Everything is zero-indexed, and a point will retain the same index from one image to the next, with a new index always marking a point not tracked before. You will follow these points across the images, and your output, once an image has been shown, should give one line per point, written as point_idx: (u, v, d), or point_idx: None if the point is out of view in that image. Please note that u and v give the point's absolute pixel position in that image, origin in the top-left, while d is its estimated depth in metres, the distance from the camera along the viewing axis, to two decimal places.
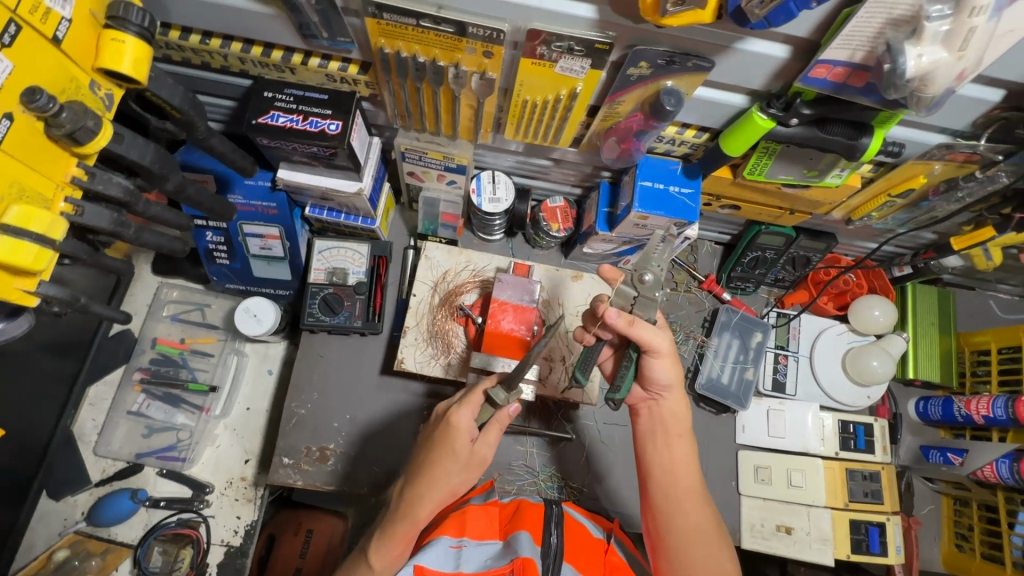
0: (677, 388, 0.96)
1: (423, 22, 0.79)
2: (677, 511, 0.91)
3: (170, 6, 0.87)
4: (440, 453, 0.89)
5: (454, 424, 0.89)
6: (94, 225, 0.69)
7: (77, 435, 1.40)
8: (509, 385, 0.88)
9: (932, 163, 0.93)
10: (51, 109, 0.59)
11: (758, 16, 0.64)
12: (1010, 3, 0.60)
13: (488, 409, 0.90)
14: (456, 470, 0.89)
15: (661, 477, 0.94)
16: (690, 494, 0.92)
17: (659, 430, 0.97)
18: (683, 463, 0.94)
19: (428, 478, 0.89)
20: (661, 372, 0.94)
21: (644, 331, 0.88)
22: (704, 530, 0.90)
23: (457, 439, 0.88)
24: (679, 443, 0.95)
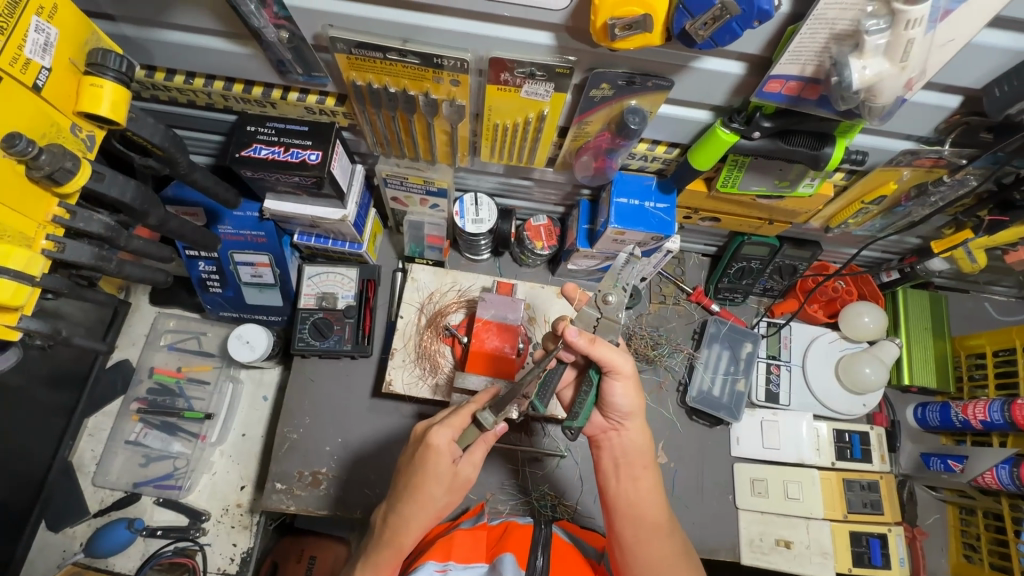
0: (638, 418, 0.96)
1: (389, 55, 0.82)
2: (646, 545, 0.92)
3: (154, 50, 0.91)
4: (424, 477, 0.87)
5: (437, 446, 0.87)
6: (75, 260, 0.72)
7: (76, 465, 1.42)
8: (498, 408, 0.87)
9: (900, 169, 0.94)
10: (31, 153, 0.62)
11: (702, 37, 0.66)
12: (946, 15, 0.62)
13: (473, 431, 0.89)
14: (441, 492, 0.88)
15: (628, 512, 0.94)
16: (658, 525, 0.93)
17: (622, 463, 0.98)
18: (650, 495, 0.95)
19: (413, 502, 0.88)
20: (622, 399, 0.93)
21: (607, 352, 0.88)
22: (674, 562, 0.92)
23: (441, 462, 0.87)
24: (642, 475, 0.96)
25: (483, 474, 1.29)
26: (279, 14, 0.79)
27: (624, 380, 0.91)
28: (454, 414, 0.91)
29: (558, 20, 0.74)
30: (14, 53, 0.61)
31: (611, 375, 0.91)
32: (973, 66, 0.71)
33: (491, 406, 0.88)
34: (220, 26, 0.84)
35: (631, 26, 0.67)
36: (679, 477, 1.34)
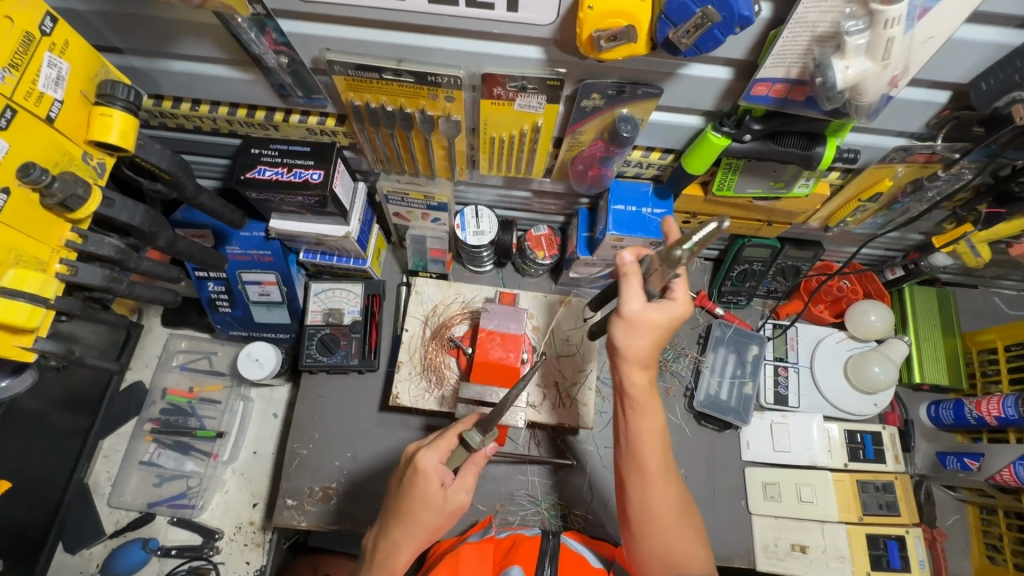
0: (644, 358, 0.87)
1: (385, 75, 0.85)
2: (644, 485, 0.90)
3: (161, 80, 0.95)
4: (413, 501, 0.88)
5: (425, 469, 0.88)
6: (87, 282, 0.74)
7: (92, 487, 1.44)
8: (485, 428, 0.89)
9: (895, 166, 0.94)
10: (44, 181, 0.65)
11: (686, 44, 0.68)
12: (923, 13, 0.63)
13: (461, 452, 0.90)
14: (431, 516, 0.89)
15: (627, 450, 0.91)
16: (656, 470, 0.89)
17: (625, 401, 0.91)
18: (649, 439, 0.89)
19: (403, 525, 0.89)
20: (621, 340, 0.87)
21: (632, 292, 0.85)
22: (670, 508, 0.89)
23: (429, 485, 0.88)
24: (644, 417, 0.89)
25: (492, 486, 1.28)
26: (277, 39, 0.82)
27: (628, 323, 0.85)
28: (441, 438, 0.92)
29: (546, 35, 0.76)
30: (28, 87, 0.65)
31: (615, 313, 0.86)
32: (957, 61, 0.72)
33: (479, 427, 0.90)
34: (223, 55, 0.87)
35: (616, 37, 0.69)
36: (690, 483, 1.32)
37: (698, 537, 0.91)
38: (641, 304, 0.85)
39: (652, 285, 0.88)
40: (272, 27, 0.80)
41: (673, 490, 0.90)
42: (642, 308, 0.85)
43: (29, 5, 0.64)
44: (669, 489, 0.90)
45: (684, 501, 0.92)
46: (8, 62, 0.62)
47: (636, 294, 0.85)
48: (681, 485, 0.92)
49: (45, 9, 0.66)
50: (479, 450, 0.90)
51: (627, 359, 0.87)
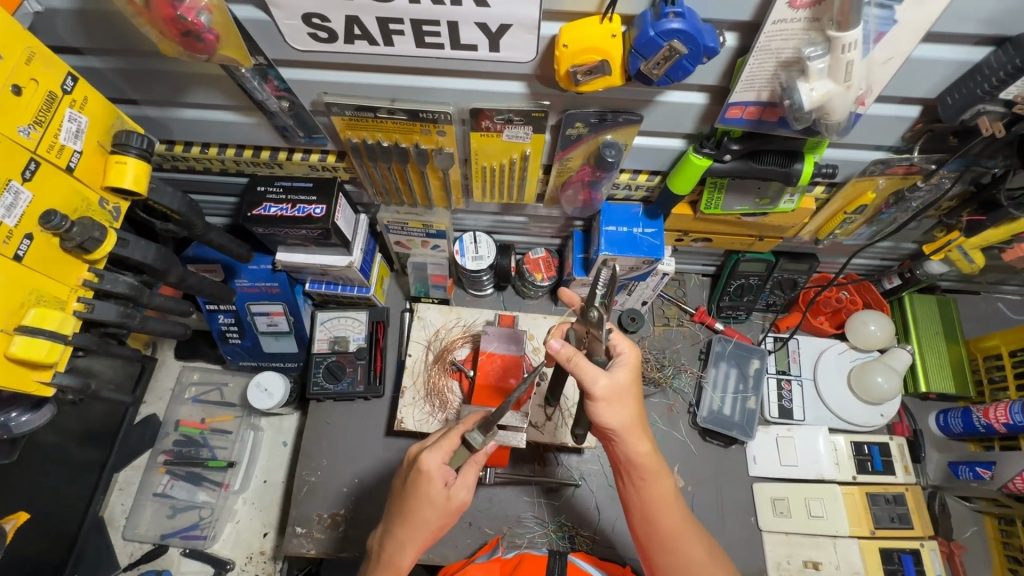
0: (635, 425, 0.87)
1: (379, 113, 0.90)
2: (673, 551, 0.88)
3: (173, 126, 1.02)
4: (418, 501, 0.89)
5: (428, 470, 0.89)
6: (103, 318, 0.78)
7: (107, 520, 1.47)
8: (486, 428, 0.90)
9: (876, 178, 0.97)
10: (64, 227, 0.71)
11: (657, 75, 0.72)
12: (879, 37, 0.67)
13: (463, 453, 0.91)
14: (435, 515, 0.90)
15: (646, 519, 0.89)
16: (679, 529, 0.88)
17: (631, 473, 0.89)
18: (664, 501, 0.88)
19: (407, 525, 0.91)
20: (609, 418, 0.85)
21: (590, 371, 0.83)
22: (705, 564, 0.88)
23: (433, 485, 0.89)
24: (655, 482, 0.88)
25: (498, 508, 1.28)
26: (278, 86, 0.88)
27: (609, 399, 0.84)
28: (443, 437, 0.93)
29: (528, 71, 0.81)
30: (51, 141, 0.71)
31: (590, 397, 0.84)
32: (921, 78, 0.76)
33: (480, 426, 0.92)
34: (230, 102, 0.93)
35: (591, 71, 0.73)
36: (698, 500, 1.31)
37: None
38: (606, 377, 0.83)
39: (597, 354, 0.86)
40: (273, 75, 0.86)
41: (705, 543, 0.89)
42: (611, 384, 0.84)
43: (53, 68, 0.71)
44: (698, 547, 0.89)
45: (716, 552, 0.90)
46: (33, 119, 0.68)
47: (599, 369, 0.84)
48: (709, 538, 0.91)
49: (67, 70, 0.73)
50: (480, 450, 0.91)
51: (623, 432, 0.86)
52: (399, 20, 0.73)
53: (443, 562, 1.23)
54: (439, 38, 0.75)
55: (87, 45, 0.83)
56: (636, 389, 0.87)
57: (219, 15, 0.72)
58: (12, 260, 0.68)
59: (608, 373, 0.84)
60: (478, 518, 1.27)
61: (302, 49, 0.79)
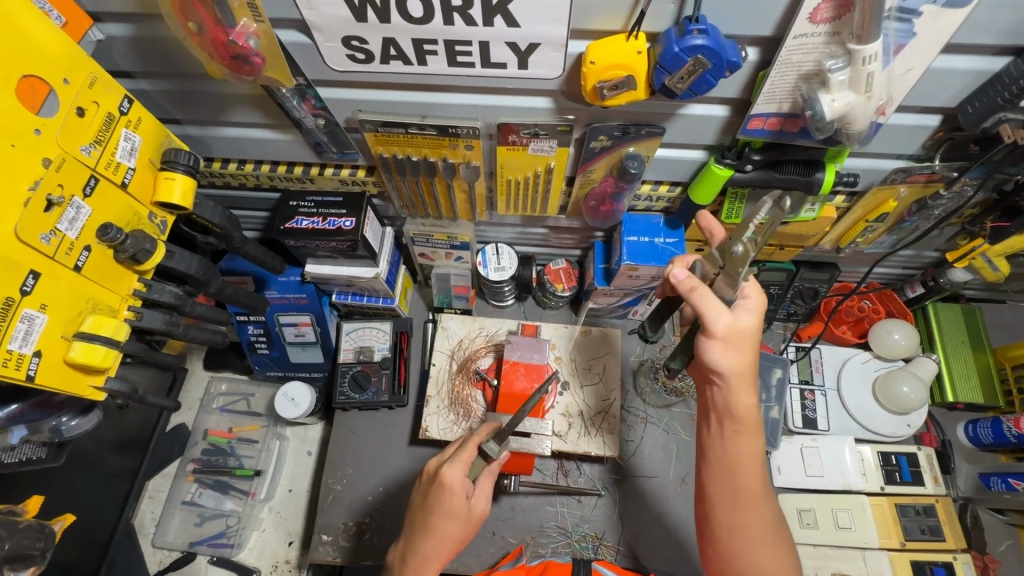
0: (746, 374, 0.81)
1: (410, 129, 0.94)
2: (738, 510, 0.84)
3: (213, 144, 1.07)
4: (441, 514, 0.92)
5: (451, 483, 0.92)
6: (150, 326, 0.82)
7: (137, 528, 1.50)
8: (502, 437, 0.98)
9: (897, 187, 0.99)
10: (120, 239, 0.75)
11: (682, 88, 0.75)
12: (899, 49, 0.69)
13: (479, 465, 0.96)
14: (457, 528, 0.94)
15: (731, 473, 0.84)
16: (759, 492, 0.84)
17: (726, 422, 0.84)
18: (751, 460, 0.84)
19: (432, 538, 0.92)
20: (720, 356, 0.80)
21: (712, 307, 0.79)
22: (765, 535, 0.85)
23: (455, 498, 0.92)
24: (748, 439, 0.83)
25: (521, 518, 1.29)
26: (316, 105, 0.92)
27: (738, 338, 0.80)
28: (460, 450, 0.96)
29: (554, 87, 0.85)
30: (108, 159, 0.75)
31: (706, 334, 0.80)
32: (941, 87, 0.77)
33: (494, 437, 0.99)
34: (269, 120, 0.98)
35: (617, 86, 0.76)
36: None
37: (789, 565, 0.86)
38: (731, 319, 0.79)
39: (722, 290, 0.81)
40: (311, 94, 0.90)
41: (770, 513, 0.85)
42: (734, 323, 0.79)
43: (112, 91, 0.75)
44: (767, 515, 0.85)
45: (778, 524, 0.87)
46: (93, 139, 0.73)
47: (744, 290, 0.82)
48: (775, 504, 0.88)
49: (123, 92, 0.77)
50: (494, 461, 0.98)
51: (733, 379, 0.81)
52: (433, 41, 0.77)
53: (468, 571, 1.23)
54: (471, 57, 0.79)
55: (139, 68, 0.88)
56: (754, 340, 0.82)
57: (266, 39, 0.76)
58: (72, 271, 0.72)
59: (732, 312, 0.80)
60: (502, 527, 1.27)
61: (341, 69, 0.83)
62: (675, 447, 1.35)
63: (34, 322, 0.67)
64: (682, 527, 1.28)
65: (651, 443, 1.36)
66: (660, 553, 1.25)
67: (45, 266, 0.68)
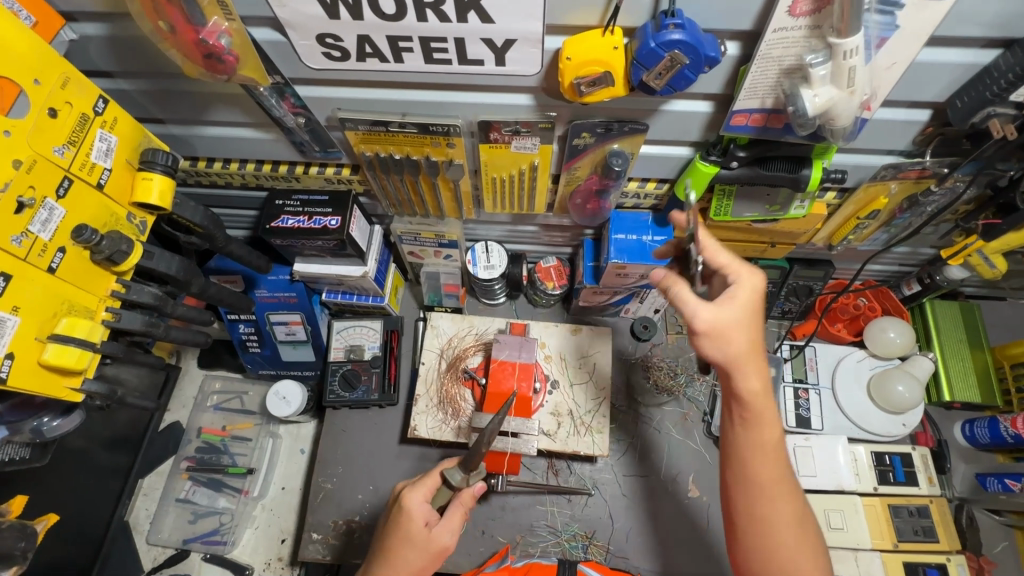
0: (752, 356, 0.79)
1: (391, 127, 0.93)
2: (761, 494, 0.81)
3: (196, 143, 1.07)
4: (398, 539, 0.92)
5: (410, 508, 0.94)
6: (129, 327, 0.82)
7: (132, 525, 1.51)
8: (465, 467, 0.96)
9: (888, 183, 0.97)
10: (94, 240, 0.75)
11: (660, 85, 0.73)
12: (882, 42, 0.67)
13: (445, 493, 0.97)
14: (415, 556, 0.92)
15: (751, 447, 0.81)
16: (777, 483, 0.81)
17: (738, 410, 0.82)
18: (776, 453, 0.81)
19: (387, 563, 0.92)
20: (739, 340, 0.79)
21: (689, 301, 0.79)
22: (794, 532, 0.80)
23: (412, 523, 0.93)
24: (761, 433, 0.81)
25: (511, 516, 1.29)
26: (295, 104, 0.91)
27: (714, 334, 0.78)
28: (425, 477, 0.99)
29: (533, 84, 0.83)
30: (83, 160, 0.75)
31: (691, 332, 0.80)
32: (929, 81, 0.75)
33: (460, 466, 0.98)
34: (249, 119, 0.97)
35: (595, 83, 0.75)
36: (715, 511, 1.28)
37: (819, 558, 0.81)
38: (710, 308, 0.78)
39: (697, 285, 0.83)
40: (290, 93, 0.89)
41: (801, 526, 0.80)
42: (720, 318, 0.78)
43: (86, 91, 0.75)
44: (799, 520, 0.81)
45: (807, 524, 0.82)
46: (66, 140, 0.72)
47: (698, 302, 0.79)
48: (804, 511, 0.83)
49: (99, 93, 0.77)
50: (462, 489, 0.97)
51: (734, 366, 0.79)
52: (408, 37, 0.75)
53: (456, 570, 1.23)
54: (447, 54, 0.78)
55: (118, 68, 0.88)
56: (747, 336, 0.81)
57: (239, 37, 0.76)
58: (46, 272, 0.71)
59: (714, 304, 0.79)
60: (491, 527, 1.27)
61: (318, 68, 0.82)
62: (665, 446, 1.35)
63: (5, 325, 0.67)
64: (674, 529, 1.27)
65: (642, 443, 1.35)
66: (649, 553, 1.24)
67: (17, 268, 0.68)
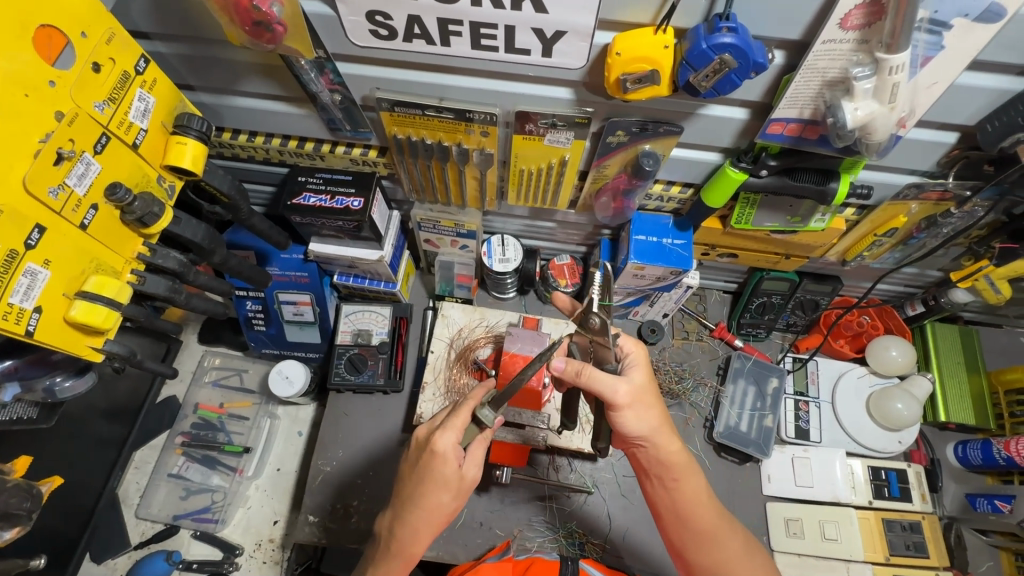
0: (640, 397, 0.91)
1: (427, 111, 0.93)
2: (706, 533, 0.92)
3: (224, 113, 1.06)
4: (431, 484, 0.89)
5: (442, 451, 0.89)
6: (152, 291, 0.81)
7: (121, 498, 1.49)
8: (497, 403, 0.90)
9: (908, 203, 0.99)
10: (127, 200, 0.74)
11: (706, 87, 0.74)
12: (926, 61, 0.69)
13: (475, 430, 0.91)
14: (448, 497, 0.91)
15: (676, 495, 0.94)
16: (712, 526, 0.92)
17: (661, 475, 0.94)
18: (703, 496, 0.93)
19: (418, 509, 0.91)
20: (637, 423, 0.91)
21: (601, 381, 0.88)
22: (739, 557, 0.92)
23: (446, 466, 0.89)
24: (672, 454, 0.93)
25: (510, 510, 1.29)
26: (333, 80, 0.91)
27: (631, 406, 0.90)
28: (454, 415, 0.92)
29: (576, 77, 0.84)
30: (121, 118, 0.74)
31: (615, 406, 0.90)
32: (962, 104, 0.78)
33: (490, 402, 0.92)
34: (283, 93, 0.97)
35: (641, 80, 0.76)
36: None
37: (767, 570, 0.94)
38: (625, 384, 0.89)
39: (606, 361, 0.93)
40: (330, 68, 0.89)
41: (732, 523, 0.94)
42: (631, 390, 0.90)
43: (129, 49, 0.74)
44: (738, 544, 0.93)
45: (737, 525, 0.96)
46: (107, 96, 0.71)
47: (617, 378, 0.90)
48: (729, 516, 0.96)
49: (141, 52, 0.76)
50: (490, 427, 0.92)
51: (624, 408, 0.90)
52: (458, 21, 0.76)
53: (453, 560, 1.23)
54: (495, 41, 0.78)
55: (157, 30, 0.87)
56: (652, 388, 0.93)
57: (291, 7, 0.75)
58: (78, 228, 0.70)
59: (625, 379, 0.90)
60: (490, 519, 1.27)
61: (362, 45, 0.82)
62: None
63: (37, 278, 0.66)
64: None
65: None
66: (644, 554, 1.25)
67: (51, 221, 0.67)
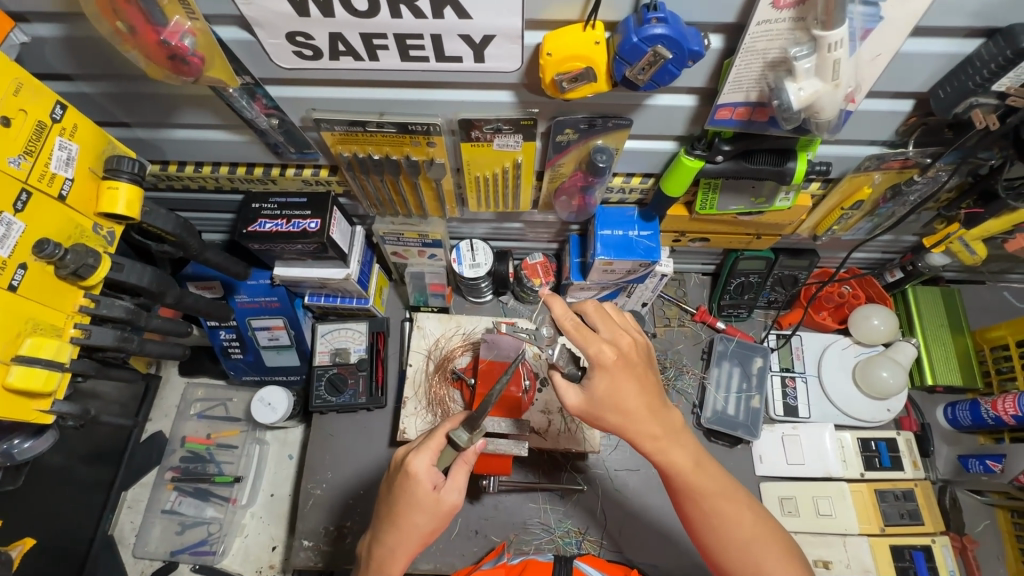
0: (611, 378, 0.82)
1: (368, 127, 0.90)
2: (720, 526, 0.84)
3: (165, 147, 1.02)
4: (406, 505, 0.88)
5: (416, 473, 0.88)
6: (100, 343, 0.79)
7: (117, 539, 1.48)
8: (472, 425, 0.89)
9: (871, 174, 0.97)
10: (57, 254, 0.71)
11: (644, 80, 0.72)
12: (866, 34, 0.66)
13: (450, 453, 0.90)
14: (425, 519, 0.88)
15: (681, 497, 0.86)
16: (717, 499, 0.85)
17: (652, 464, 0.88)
18: (691, 470, 0.85)
19: (396, 530, 0.89)
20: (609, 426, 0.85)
21: (562, 385, 0.87)
22: (753, 532, 0.84)
23: (420, 488, 0.87)
24: (671, 453, 0.85)
25: (504, 515, 1.28)
26: (267, 105, 0.88)
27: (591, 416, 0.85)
28: (430, 438, 0.91)
29: (514, 80, 0.81)
30: (42, 170, 0.71)
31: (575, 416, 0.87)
32: (911, 73, 0.75)
33: (466, 424, 0.90)
34: (220, 122, 0.94)
35: (577, 79, 0.73)
36: None
37: (789, 552, 0.84)
38: (577, 394, 0.85)
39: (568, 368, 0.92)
40: (261, 93, 0.86)
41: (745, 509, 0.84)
42: (586, 397, 0.84)
43: (40, 98, 0.71)
44: (741, 518, 0.84)
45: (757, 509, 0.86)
46: (23, 149, 0.69)
47: (568, 389, 0.86)
48: (749, 498, 0.87)
49: (56, 98, 0.73)
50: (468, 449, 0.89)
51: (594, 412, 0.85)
52: (382, 35, 0.72)
53: (450, 571, 1.22)
54: (424, 51, 0.75)
55: (78, 71, 0.84)
56: (621, 384, 0.83)
57: (203, 37, 0.73)
58: (7, 290, 0.68)
59: (578, 388, 0.85)
60: (484, 526, 1.27)
61: (289, 67, 0.79)
62: None
63: None
64: (666, 518, 1.28)
65: None
66: (644, 544, 1.25)
67: None
